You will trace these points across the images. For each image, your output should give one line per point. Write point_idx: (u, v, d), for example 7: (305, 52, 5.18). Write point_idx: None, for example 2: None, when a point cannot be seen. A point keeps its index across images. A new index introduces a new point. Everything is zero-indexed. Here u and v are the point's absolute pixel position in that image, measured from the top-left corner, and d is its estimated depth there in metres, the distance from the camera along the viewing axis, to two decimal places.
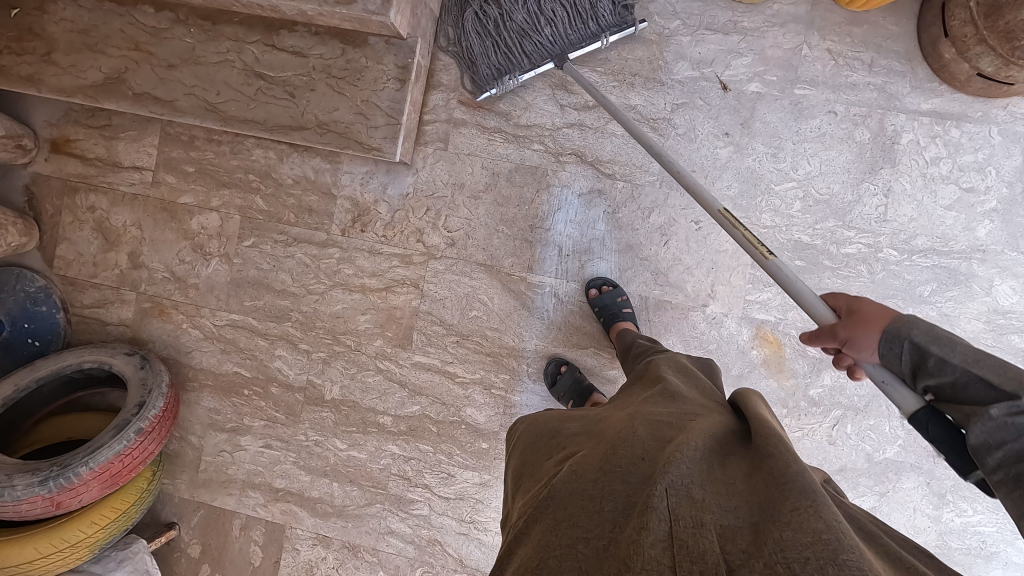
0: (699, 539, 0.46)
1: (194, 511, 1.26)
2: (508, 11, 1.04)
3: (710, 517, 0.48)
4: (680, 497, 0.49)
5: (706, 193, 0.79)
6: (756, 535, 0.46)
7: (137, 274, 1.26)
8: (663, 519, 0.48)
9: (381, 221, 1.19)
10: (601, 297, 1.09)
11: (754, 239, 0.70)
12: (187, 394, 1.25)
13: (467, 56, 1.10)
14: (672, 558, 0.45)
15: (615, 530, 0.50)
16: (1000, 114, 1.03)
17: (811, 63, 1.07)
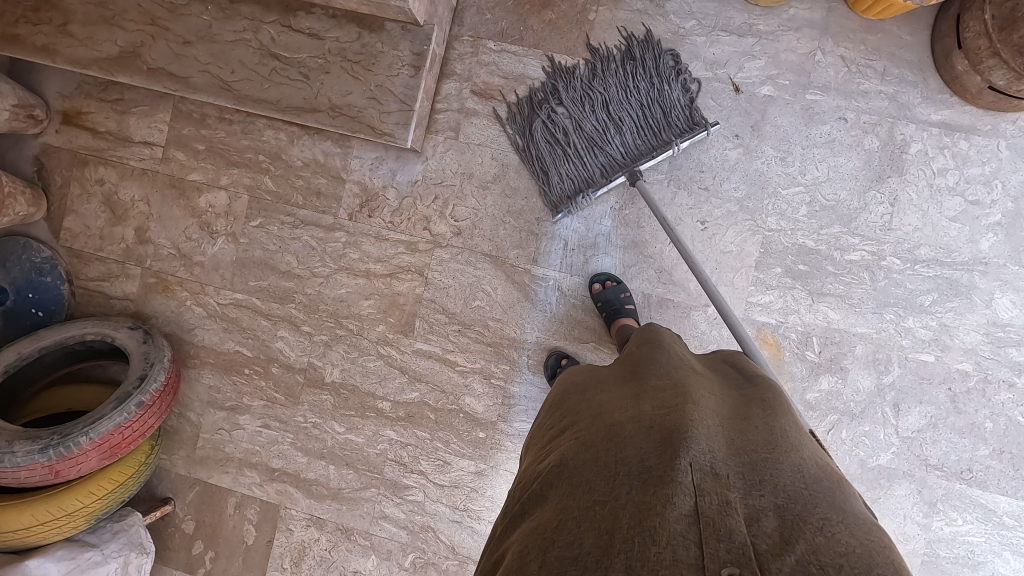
0: (725, 516, 0.48)
1: (189, 487, 1.27)
2: (577, 120, 1.11)
3: (735, 496, 0.50)
4: (706, 476, 0.51)
5: (786, 379, 0.76)
6: (783, 526, 0.48)
7: (143, 249, 1.26)
8: (688, 496, 0.50)
9: (388, 208, 1.19)
10: (605, 292, 1.11)
11: (851, 461, 0.67)
12: (187, 371, 1.26)
13: (538, 166, 1.14)
14: (698, 533, 0.47)
15: (636, 496, 0.52)
16: (1009, 128, 1.04)
17: (824, 68, 1.08)
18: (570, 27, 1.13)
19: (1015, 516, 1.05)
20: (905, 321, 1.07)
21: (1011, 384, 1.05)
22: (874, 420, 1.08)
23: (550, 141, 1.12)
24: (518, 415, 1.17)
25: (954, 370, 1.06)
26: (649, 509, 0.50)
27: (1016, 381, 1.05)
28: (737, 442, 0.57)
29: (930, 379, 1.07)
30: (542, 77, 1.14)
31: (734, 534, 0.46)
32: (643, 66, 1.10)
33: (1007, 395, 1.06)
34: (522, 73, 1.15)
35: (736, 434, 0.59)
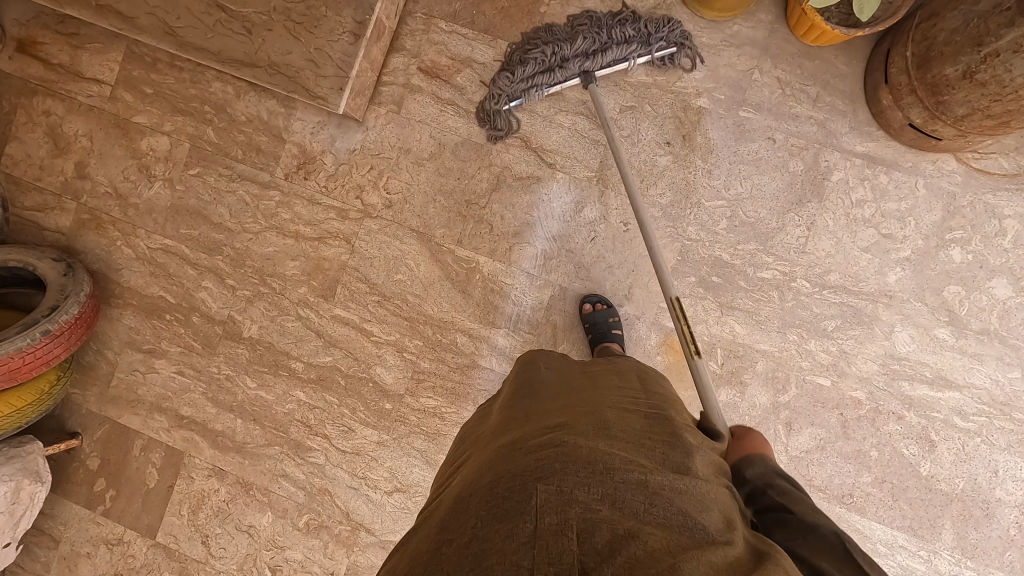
0: (561, 542, 0.46)
1: (99, 425, 1.28)
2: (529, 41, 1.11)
3: (575, 513, 0.49)
4: (553, 503, 0.49)
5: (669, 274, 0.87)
6: (613, 540, 0.47)
7: (80, 184, 1.27)
8: (529, 523, 0.48)
9: (325, 172, 1.20)
10: (594, 313, 1.11)
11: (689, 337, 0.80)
12: (109, 310, 1.26)
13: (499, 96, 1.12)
14: (531, 562, 0.45)
15: (481, 530, 0.49)
16: (928, 168, 1.06)
17: (760, 87, 1.10)
18: (521, 18, 1.15)
19: (888, 545, 1.07)
20: (807, 343, 1.09)
21: (900, 416, 1.08)
22: (766, 437, 1.09)
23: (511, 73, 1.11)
24: (425, 391, 1.19)
25: (847, 397, 1.09)
26: (490, 547, 0.47)
27: (906, 414, 1.08)
28: (594, 447, 0.55)
29: (823, 402, 1.09)
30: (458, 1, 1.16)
31: (563, 554, 0.46)
32: (641, 31, 1.08)
33: (895, 427, 1.08)
34: (469, 56, 1.16)
35: (597, 435, 0.57)
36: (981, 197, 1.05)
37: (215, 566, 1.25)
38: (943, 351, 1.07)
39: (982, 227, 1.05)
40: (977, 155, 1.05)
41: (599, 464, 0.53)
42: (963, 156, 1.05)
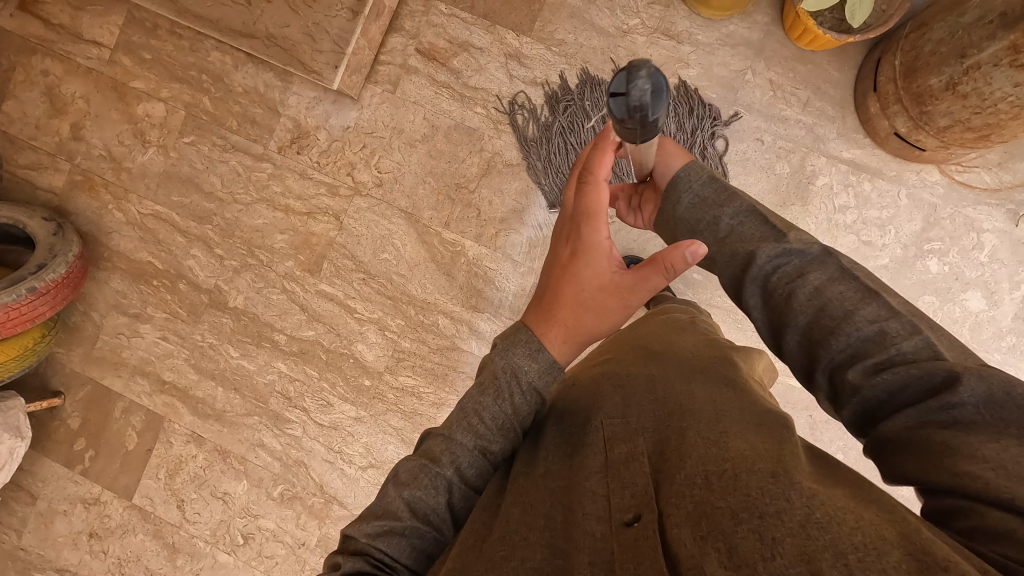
0: (631, 470, 0.48)
1: (82, 384, 1.29)
2: (581, 128, 1.14)
3: (640, 447, 0.50)
4: (620, 431, 0.53)
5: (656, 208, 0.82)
6: (679, 450, 0.48)
7: (76, 146, 1.28)
8: (597, 466, 0.50)
9: (318, 148, 1.21)
10: None
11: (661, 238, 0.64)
12: (98, 272, 1.28)
13: (552, 171, 1.15)
14: (605, 499, 0.46)
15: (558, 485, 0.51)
16: (912, 178, 1.08)
17: (752, 88, 1.11)
18: (520, 5, 1.15)
19: None
20: None
21: None
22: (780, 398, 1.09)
23: (562, 152, 1.14)
24: (404, 370, 1.20)
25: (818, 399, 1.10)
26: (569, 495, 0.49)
27: None
28: (651, 382, 0.59)
29: (794, 402, 1.11)
30: None
31: (634, 482, 0.46)
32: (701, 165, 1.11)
33: None
34: (467, 41, 1.17)
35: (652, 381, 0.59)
36: (961, 210, 1.07)
37: (188, 530, 1.27)
38: None
39: (960, 240, 1.07)
40: (961, 168, 1.06)
41: (657, 404, 0.55)
42: (946, 169, 1.06)
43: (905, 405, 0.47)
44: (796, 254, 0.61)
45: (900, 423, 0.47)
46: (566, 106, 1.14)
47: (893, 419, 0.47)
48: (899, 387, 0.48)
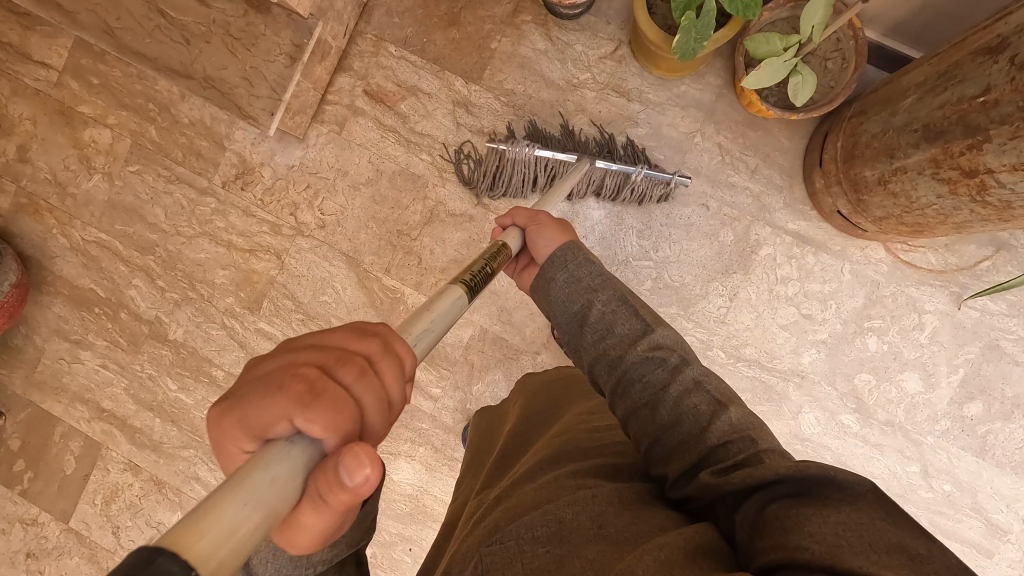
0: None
1: (22, 407, 1.29)
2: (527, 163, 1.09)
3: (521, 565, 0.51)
4: (507, 553, 0.52)
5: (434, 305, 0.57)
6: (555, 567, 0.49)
7: (21, 167, 1.24)
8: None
9: (262, 185, 1.19)
10: None
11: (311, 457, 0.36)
12: (39, 296, 1.26)
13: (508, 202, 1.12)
14: None
15: None
16: (856, 253, 1.06)
17: (700, 152, 1.09)
18: (470, 52, 1.13)
19: None
20: None
21: None
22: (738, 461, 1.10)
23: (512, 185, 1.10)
24: None
25: None
26: None
27: None
28: (541, 485, 0.60)
29: None
30: (410, 26, 1.14)
31: None
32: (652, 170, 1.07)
33: None
34: (415, 85, 1.15)
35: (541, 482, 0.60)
36: (904, 289, 1.05)
37: (122, 557, 1.27)
38: (847, 437, 1.07)
39: (901, 318, 1.06)
40: (906, 247, 1.04)
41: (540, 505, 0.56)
42: (891, 247, 1.05)
43: (810, 514, 0.47)
44: (659, 364, 0.68)
45: (789, 538, 0.46)
46: (507, 156, 1.06)
47: (786, 538, 0.47)
48: (801, 513, 0.47)
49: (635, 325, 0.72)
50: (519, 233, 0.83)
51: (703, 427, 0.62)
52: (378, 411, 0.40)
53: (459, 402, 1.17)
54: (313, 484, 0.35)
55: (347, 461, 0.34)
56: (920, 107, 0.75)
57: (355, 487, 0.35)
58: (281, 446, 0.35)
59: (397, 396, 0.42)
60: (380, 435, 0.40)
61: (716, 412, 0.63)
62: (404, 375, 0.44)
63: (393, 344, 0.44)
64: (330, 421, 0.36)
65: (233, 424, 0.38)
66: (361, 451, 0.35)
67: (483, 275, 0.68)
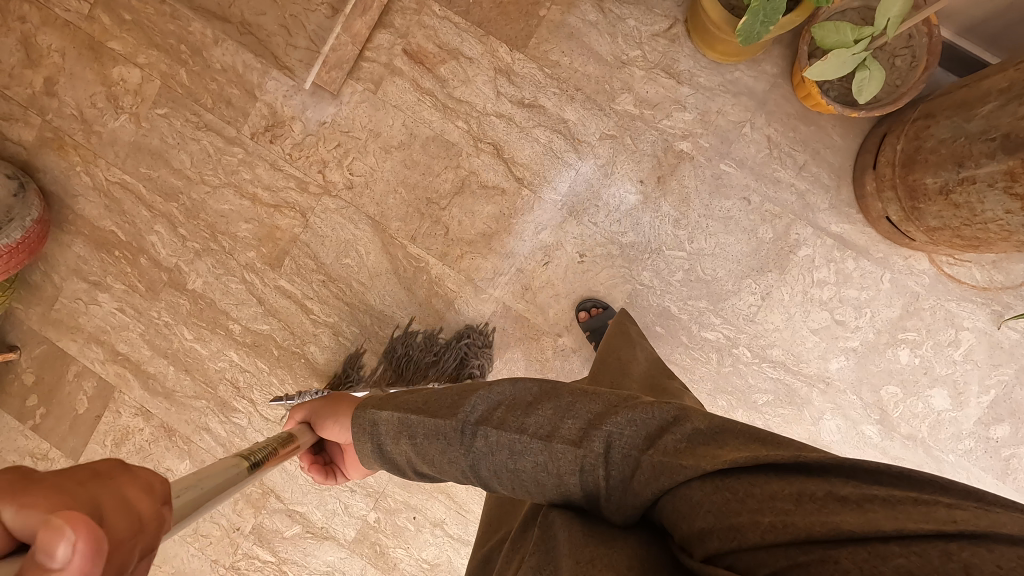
0: None
1: (37, 343, 1.28)
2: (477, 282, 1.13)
3: None
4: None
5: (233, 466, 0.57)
6: None
7: (47, 101, 1.21)
8: None
9: (291, 139, 1.16)
10: (592, 320, 1.09)
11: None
12: (60, 234, 1.24)
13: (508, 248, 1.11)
14: None
15: None
16: (899, 262, 1.03)
17: (747, 143, 1.05)
18: (518, 17, 1.08)
19: None
20: (733, 412, 1.08)
21: None
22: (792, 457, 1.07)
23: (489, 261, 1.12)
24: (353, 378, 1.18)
25: None
26: None
27: None
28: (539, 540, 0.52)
29: None
30: None
31: None
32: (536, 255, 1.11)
33: None
34: (457, 48, 1.10)
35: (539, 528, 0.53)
36: (944, 303, 1.02)
37: None
38: (866, 448, 1.05)
39: (936, 333, 1.03)
40: (951, 260, 1.01)
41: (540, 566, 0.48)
42: (936, 259, 1.02)
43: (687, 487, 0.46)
44: (494, 453, 0.56)
45: (692, 526, 0.44)
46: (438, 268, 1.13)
47: (689, 524, 0.45)
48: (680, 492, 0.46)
49: (450, 432, 0.58)
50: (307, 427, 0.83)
51: (557, 476, 0.52)
52: (120, 516, 0.30)
53: None
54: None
55: (44, 545, 0.25)
56: (1001, 115, 0.72)
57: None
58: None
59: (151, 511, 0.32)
60: (127, 547, 0.29)
61: (550, 452, 0.52)
62: (159, 495, 0.35)
63: (132, 467, 0.35)
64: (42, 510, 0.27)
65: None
66: (59, 521, 0.26)
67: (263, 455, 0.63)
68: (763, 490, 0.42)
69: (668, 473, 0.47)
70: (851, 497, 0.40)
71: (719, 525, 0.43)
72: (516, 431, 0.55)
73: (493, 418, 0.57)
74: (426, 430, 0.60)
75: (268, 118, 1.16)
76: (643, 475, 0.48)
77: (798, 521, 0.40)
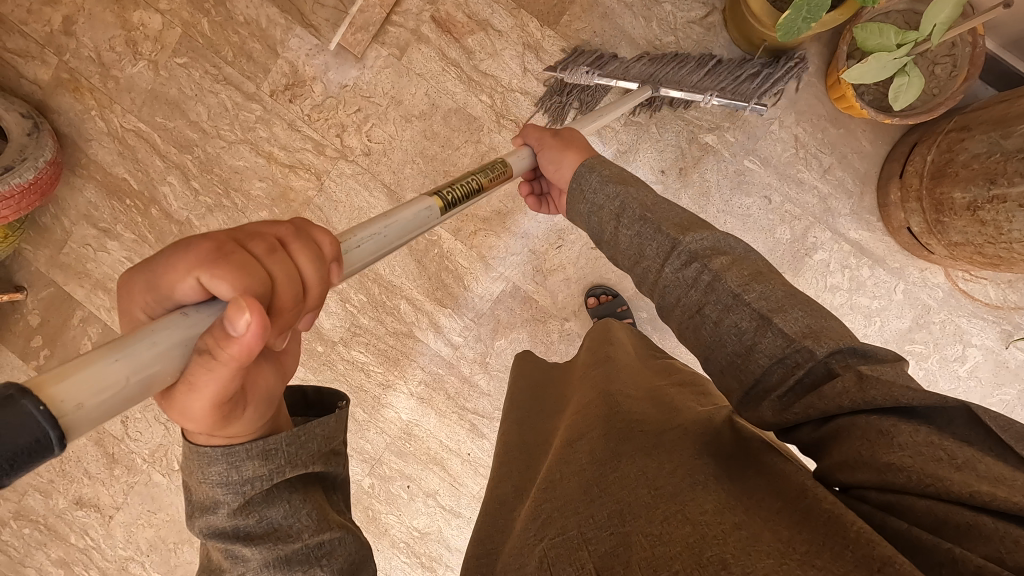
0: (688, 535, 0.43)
1: (44, 286, 1.27)
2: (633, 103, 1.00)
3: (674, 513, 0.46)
4: (570, 544, 0.46)
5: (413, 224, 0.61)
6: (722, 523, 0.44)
7: (64, 41, 1.17)
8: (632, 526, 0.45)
9: (311, 100, 1.14)
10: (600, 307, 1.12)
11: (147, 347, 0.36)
12: (72, 178, 1.23)
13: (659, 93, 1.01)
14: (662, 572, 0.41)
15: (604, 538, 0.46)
16: (914, 274, 1.02)
17: (774, 141, 1.03)
18: None
19: None
20: None
21: None
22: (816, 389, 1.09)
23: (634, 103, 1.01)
24: (358, 345, 1.18)
25: None
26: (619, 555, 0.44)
27: None
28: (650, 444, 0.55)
29: None
30: None
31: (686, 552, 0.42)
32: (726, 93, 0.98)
33: None
34: (487, 19, 1.08)
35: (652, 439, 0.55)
36: (955, 318, 1.02)
37: (129, 445, 1.31)
38: None
39: (944, 348, 1.03)
40: (967, 276, 1.01)
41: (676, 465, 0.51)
42: (952, 273, 1.01)
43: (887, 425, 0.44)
44: (693, 285, 0.61)
45: (879, 456, 0.43)
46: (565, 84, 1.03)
47: (872, 456, 0.43)
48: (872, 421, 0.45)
49: (663, 241, 0.65)
50: (530, 152, 0.80)
51: (750, 348, 0.55)
52: (285, 287, 0.42)
53: (479, 353, 1.17)
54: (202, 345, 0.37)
55: (226, 316, 0.36)
56: None
57: (239, 342, 0.37)
58: (168, 321, 0.37)
59: (311, 277, 0.45)
60: (292, 310, 0.43)
61: (762, 330, 0.55)
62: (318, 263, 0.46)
63: (307, 229, 0.47)
64: (234, 279, 0.39)
65: (141, 288, 0.41)
66: (241, 302, 0.36)
67: (467, 190, 0.67)
68: (987, 467, 0.39)
69: (881, 393, 0.45)
70: None
71: (915, 465, 0.41)
72: (726, 295, 0.58)
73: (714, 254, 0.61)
74: (638, 230, 0.68)
75: (289, 76, 1.14)
76: (842, 385, 0.47)
77: (1014, 488, 0.38)
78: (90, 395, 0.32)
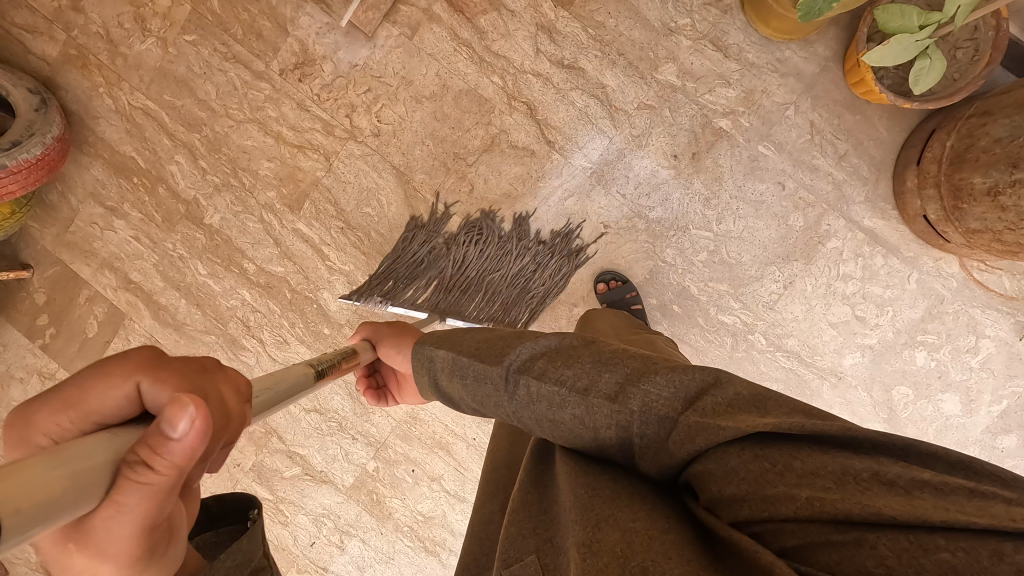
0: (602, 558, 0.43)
1: (51, 264, 1.26)
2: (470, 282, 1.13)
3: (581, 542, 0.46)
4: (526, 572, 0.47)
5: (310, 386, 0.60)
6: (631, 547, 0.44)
7: (73, 17, 1.16)
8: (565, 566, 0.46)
9: (320, 80, 1.13)
10: (609, 292, 1.08)
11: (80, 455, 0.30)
12: (79, 156, 1.22)
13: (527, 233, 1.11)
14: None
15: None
16: (928, 263, 1.01)
17: (789, 127, 1.02)
18: None
19: None
20: None
21: None
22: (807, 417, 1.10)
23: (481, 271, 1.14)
24: None
25: None
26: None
27: None
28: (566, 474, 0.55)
29: None
30: None
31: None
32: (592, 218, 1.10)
33: None
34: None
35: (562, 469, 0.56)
36: (968, 309, 1.01)
37: None
38: None
39: (957, 339, 1.02)
40: (982, 267, 1.00)
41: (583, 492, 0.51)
42: (967, 264, 1.00)
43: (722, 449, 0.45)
44: (532, 400, 0.57)
45: (723, 490, 0.45)
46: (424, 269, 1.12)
47: (719, 485, 0.45)
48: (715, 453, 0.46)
49: (494, 378, 0.61)
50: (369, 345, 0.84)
51: (594, 431, 0.53)
52: (213, 412, 0.38)
53: None
54: (133, 457, 0.32)
55: (168, 416, 0.32)
56: None
57: (180, 446, 0.32)
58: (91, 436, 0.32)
59: (235, 410, 0.40)
60: (217, 433, 0.38)
61: (590, 406, 0.52)
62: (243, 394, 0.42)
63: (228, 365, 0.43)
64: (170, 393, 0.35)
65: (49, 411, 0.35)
66: (184, 400, 0.33)
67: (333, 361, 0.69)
68: (816, 467, 0.41)
69: (704, 435, 0.46)
70: (901, 478, 0.39)
71: (752, 492, 0.43)
72: (555, 382, 0.55)
73: (534, 367, 0.58)
74: (468, 381, 0.64)
75: (298, 54, 1.13)
76: (679, 437, 0.47)
77: (841, 491, 0.39)
78: (37, 498, 0.26)
